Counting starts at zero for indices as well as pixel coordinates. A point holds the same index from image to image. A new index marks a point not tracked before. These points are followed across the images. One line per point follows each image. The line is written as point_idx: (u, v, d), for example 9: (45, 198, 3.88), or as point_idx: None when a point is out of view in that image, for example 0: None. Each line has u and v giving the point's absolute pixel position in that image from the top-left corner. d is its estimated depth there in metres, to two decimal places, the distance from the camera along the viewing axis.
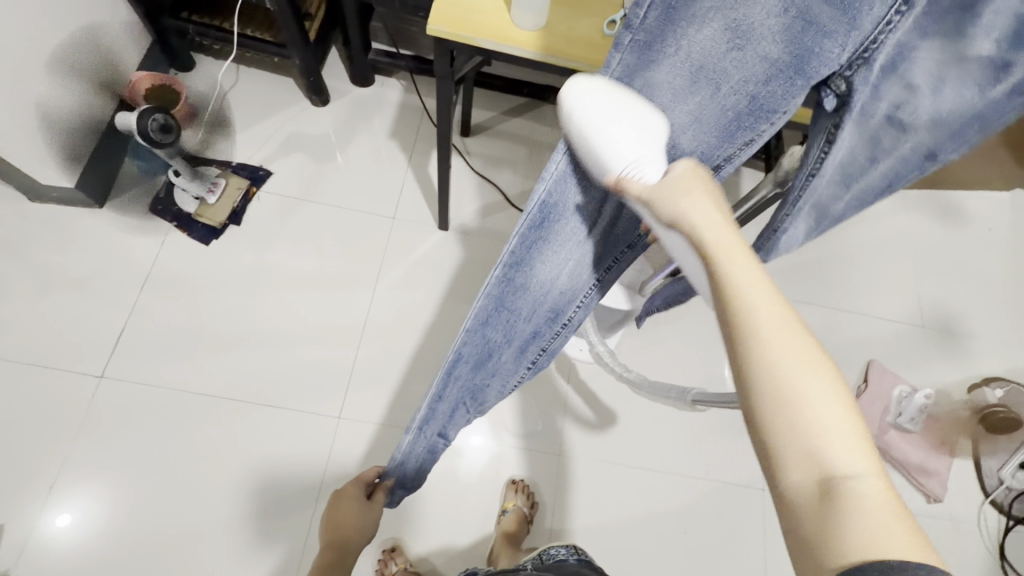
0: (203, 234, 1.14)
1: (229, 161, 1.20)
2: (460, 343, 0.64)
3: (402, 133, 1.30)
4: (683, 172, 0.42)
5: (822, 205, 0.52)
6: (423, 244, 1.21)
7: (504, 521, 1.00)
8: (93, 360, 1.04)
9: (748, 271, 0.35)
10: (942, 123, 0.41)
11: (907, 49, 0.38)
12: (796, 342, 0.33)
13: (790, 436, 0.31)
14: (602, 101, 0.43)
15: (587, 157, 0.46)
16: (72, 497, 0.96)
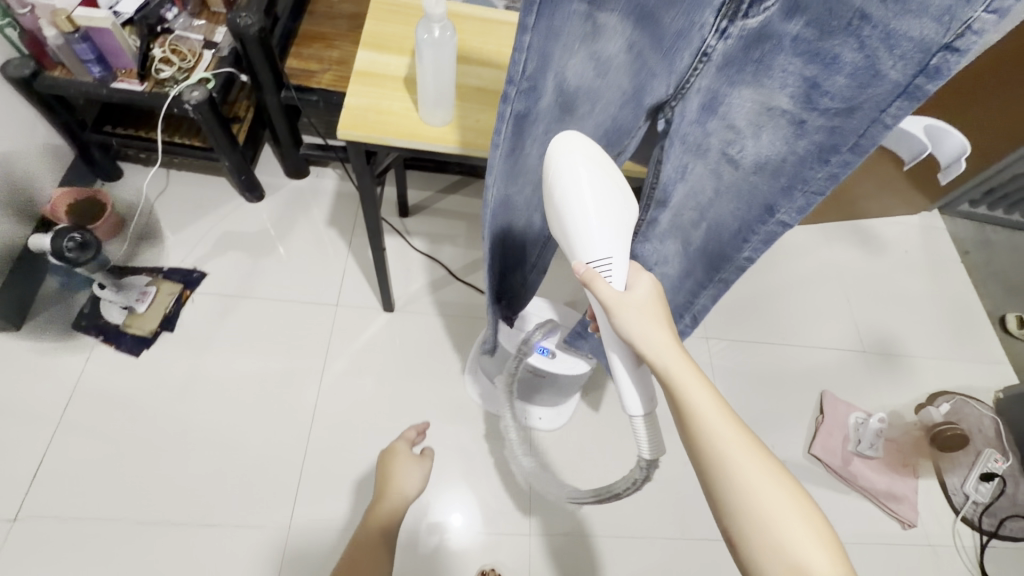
0: (132, 345, 1.09)
1: (159, 267, 1.17)
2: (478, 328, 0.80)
3: (341, 220, 1.31)
4: (647, 286, 0.53)
5: (684, 220, 0.59)
6: (369, 330, 1.18)
7: None
8: (5, 501, 0.94)
9: (709, 406, 0.49)
10: (766, 171, 0.48)
11: (720, 96, 0.45)
12: (760, 463, 0.47)
13: (769, 547, 0.45)
14: (581, 174, 0.47)
15: (562, 236, 0.51)
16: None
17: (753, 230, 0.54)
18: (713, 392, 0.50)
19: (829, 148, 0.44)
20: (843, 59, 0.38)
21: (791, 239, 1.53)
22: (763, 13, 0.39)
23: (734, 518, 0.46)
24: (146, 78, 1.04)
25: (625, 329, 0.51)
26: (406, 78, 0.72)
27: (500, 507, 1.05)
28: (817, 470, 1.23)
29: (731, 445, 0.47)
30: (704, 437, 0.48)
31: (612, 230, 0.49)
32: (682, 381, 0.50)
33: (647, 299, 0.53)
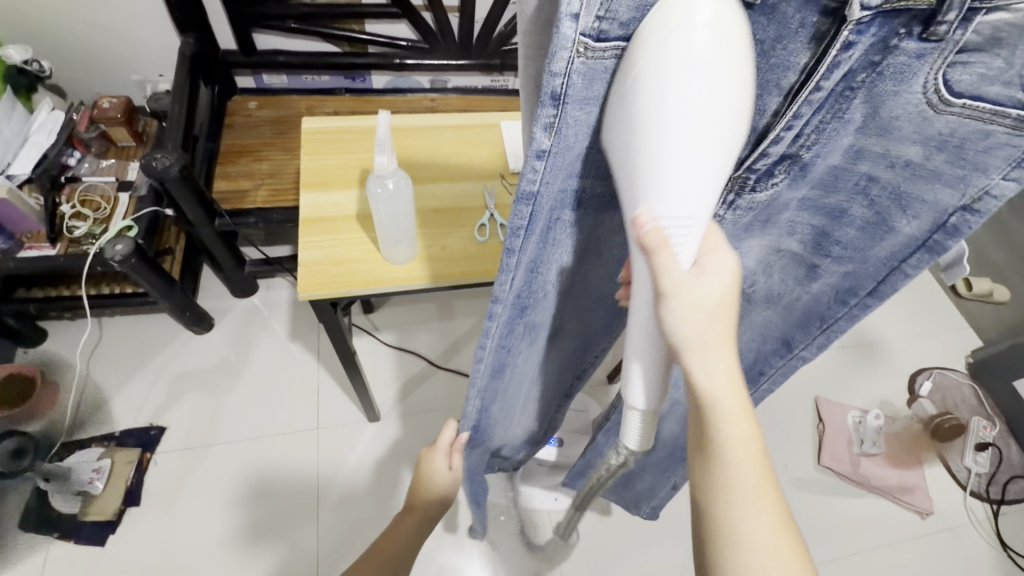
0: (94, 533, 0.96)
1: (110, 432, 1.05)
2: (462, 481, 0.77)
3: (302, 332, 1.22)
4: (727, 269, 0.35)
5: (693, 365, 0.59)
6: (356, 447, 1.10)
7: None
8: None
9: (744, 452, 0.35)
10: (778, 301, 0.51)
11: (731, 246, 0.45)
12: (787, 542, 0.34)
13: None
14: (667, 61, 0.25)
15: (620, 178, 0.29)
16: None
17: (772, 353, 0.56)
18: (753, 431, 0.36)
19: (848, 290, 0.45)
20: (852, 213, 0.40)
21: None
22: (772, 186, 0.38)
23: None
24: (58, 238, 0.94)
25: (675, 333, 0.35)
26: (359, 216, 0.67)
27: None
28: (831, 480, 1.24)
29: (752, 505, 0.34)
30: (724, 492, 0.35)
31: (700, 177, 0.28)
32: (722, 410, 0.36)
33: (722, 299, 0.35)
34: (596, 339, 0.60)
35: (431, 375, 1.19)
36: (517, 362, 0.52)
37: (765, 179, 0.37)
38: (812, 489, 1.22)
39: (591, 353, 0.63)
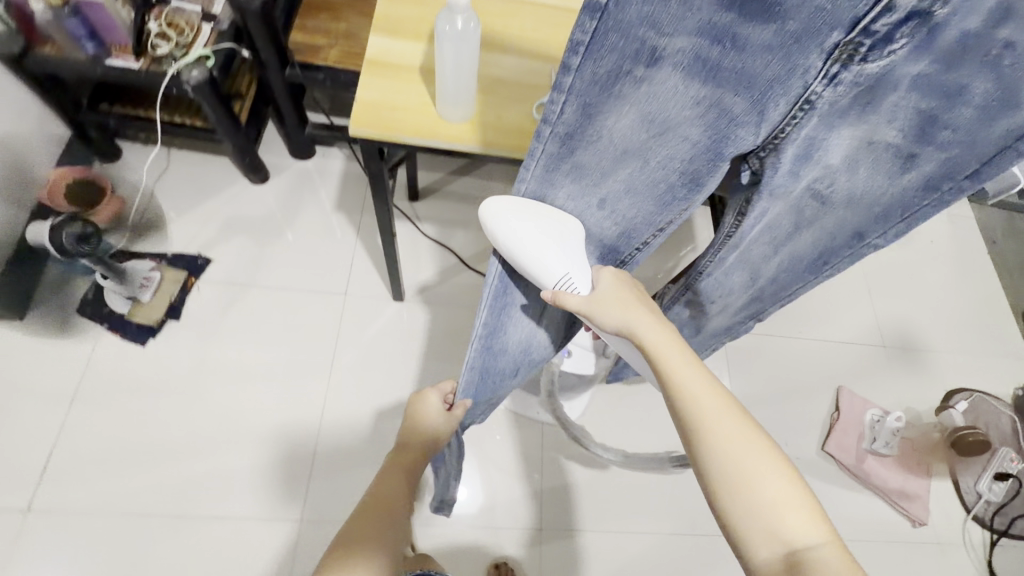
0: (138, 334, 1.06)
1: (163, 253, 1.14)
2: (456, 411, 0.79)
3: (348, 204, 1.26)
4: (607, 281, 0.60)
5: (757, 258, 0.64)
6: (377, 320, 1.16)
7: None
8: (21, 488, 0.94)
9: (693, 378, 0.53)
10: (858, 200, 0.54)
11: (820, 140, 0.46)
12: (742, 432, 0.50)
13: (750, 515, 0.46)
14: (524, 212, 0.55)
15: (522, 269, 0.59)
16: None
17: (840, 248, 0.61)
18: (693, 363, 0.54)
19: (943, 175, 0.48)
20: (970, 90, 0.40)
21: None
22: (887, 56, 0.38)
23: (714, 483, 0.48)
24: (141, 53, 0.97)
25: (607, 320, 0.58)
26: (422, 68, 0.67)
27: (513, 500, 1.05)
28: (830, 467, 1.22)
29: (715, 414, 0.50)
30: (693, 411, 0.51)
31: (554, 249, 0.56)
32: (666, 354, 0.55)
33: (619, 292, 0.59)
34: (631, 232, 0.61)
35: (460, 272, 1.22)
36: (558, 208, 0.57)
37: (882, 46, 0.38)
38: (808, 471, 1.21)
39: (631, 245, 0.63)
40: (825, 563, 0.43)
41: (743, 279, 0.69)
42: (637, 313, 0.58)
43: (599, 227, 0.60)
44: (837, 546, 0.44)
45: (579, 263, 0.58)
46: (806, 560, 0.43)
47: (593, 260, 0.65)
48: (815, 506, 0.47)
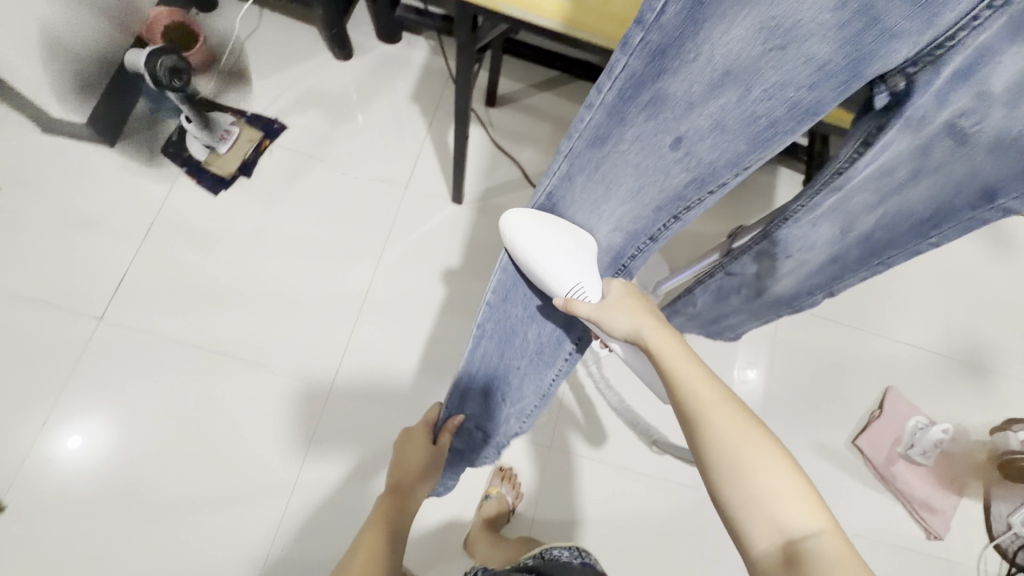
0: (211, 183, 1.10)
1: (243, 110, 1.16)
2: (483, 319, 0.68)
3: (424, 98, 1.24)
4: (619, 291, 0.61)
5: (856, 207, 0.59)
6: (432, 217, 1.16)
7: (486, 506, 1.00)
8: (95, 300, 1.01)
9: (693, 375, 0.52)
10: (1004, 143, 0.49)
11: (988, 55, 0.42)
12: (739, 426, 0.48)
13: (750, 509, 0.45)
14: (537, 227, 0.59)
15: (537, 279, 0.62)
16: (50, 456, 0.94)
17: (957, 200, 0.55)
18: (694, 361, 0.54)
19: None
20: None
21: None
22: None
23: (714, 473, 0.47)
24: None
25: (615, 327, 0.58)
26: None
27: None
28: (856, 462, 1.18)
29: (712, 409, 0.49)
30: (693, 404, 0.50)
31: (560, 253, 0.59)
32: (669, 351, 0.54)
33: (626, 298, 0.60)
34: (705, 178, 0.55)
35: (521, 188, 1.20)
36: (620, 152, 0.54)
37: None
38: (831, 461, 1.17)
39: (702, 191, 0.57)
40: (823, 555, 0.41)
41: (832, 232, 0.64)
42: (644, 318, 0.58)
43: (667, 172, 0.56)
44: (835, 536, 0.43)
45: (588, 271, 0.61)
46: (803, 550, 0.42)
47: (645, 209, 0.60)
48: (816, 498, 0.45)
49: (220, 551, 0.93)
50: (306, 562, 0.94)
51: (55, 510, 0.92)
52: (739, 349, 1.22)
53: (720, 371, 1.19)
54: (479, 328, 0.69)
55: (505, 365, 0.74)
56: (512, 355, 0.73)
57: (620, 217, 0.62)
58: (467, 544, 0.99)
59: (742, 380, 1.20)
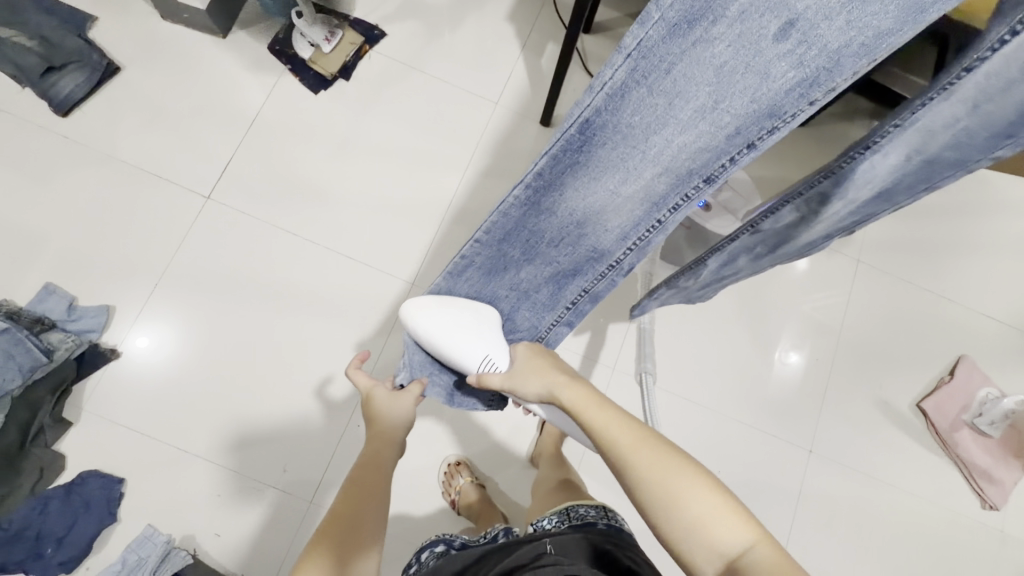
0: (313, 82, 1.15)
1: (347, 15, 1.19)
2: (471, 251, 0.61)
3: (520, 19, 1.23)
4: (524, 355, 0.66)
5: (939, 124, 0.47)
6: (518, 137, 1.17)
7: (550, 427, 1.04)
8: (203, 180, 1.08)
9: (610, 419, 0.55)
10: None
11: None
12: (660, 463, 0.50)
13: (686, 535, 0.47)
14: (439, 313, 0.65)
15: (447, 359, 0.67)
16: (159, 315, 1.02)
17: None
18: (607, 404, 0.57)
19: None
20: None
21: (1008, 192, 1.28)
22: None
23: (649, 510, 0.49)
24: None
25: (528, 392, 0.63)
26: None
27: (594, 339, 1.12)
28: (918, 424, 1.16)
29: (635, 452, 0.52)
30: (620, 453, 0.52)
31: (470, 330, 0.65)
32: (581, 402, 0.58)
33: (532, 364, 0.65)
34: (815, 81, 0.44)
35: None
36: (703, 47, 0.42)
37: None
38: (892, 420, 1.16)
39: (803, 100, 0.45)
40: (759, 566, 0.42)
41: (902, 162, 0.52)
42: (557, 377, 0.62)
43: (764, 74, 0.43)
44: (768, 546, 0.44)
45: (493, 342, 0.66)
46: (740, 567, 0.43)
47: (719, 134, 0.48)
48: (741, 509, 0.47)
49: (301, 419, 1.01)
50: None
51: (158, 363, 1.00)
52: (812, 301, 1.20)
53: (787, 319, 1.19)
54: (464, 259, 0.62)
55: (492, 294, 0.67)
56: (500, 286, 0.66)
57: (678, 146, 0.49)
58: (532, 459, 1.05)
59: (782, 364, 1.17)
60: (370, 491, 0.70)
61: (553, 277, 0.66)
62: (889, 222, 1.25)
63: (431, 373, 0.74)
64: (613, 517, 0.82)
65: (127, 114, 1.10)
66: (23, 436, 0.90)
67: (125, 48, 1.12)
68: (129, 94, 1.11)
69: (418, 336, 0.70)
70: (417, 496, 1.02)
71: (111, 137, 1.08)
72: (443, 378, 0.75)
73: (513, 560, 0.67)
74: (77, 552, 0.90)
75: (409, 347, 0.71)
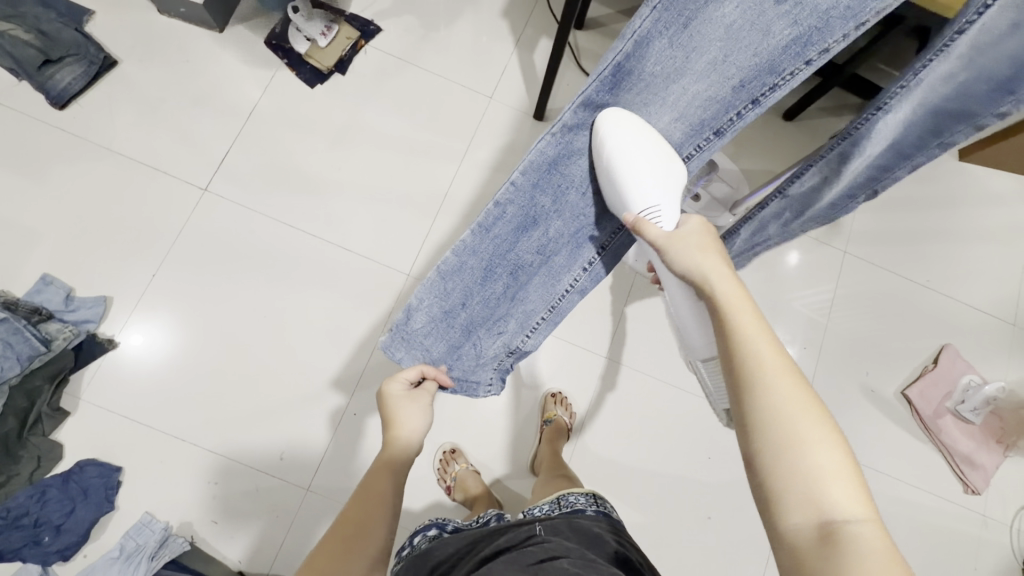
0: (310, 77, 1.16)
1: (343, 11, 1.20)
2: (505, 198, 0.64)
3: (514, 15, 1.25)
4: (695, 226, 0.55)
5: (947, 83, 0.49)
6: (512, 131, 1.19)
7: (546, 430, 1.05)
8: (199, 173, 1.09)
9: (762, 342, 0.45)
10: None
11: None
12: (794, 395, 0.42)
13: (791, 478, 0.39)
14: (634, 138, 0.55)
15: (609, 190, 0.59)
16: (158, 307, 1.03)
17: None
18: (769, 331, 0.46)
19: None
20: None
21: (989, 186, 1.32)
22: None
23: (759, 436, 0.41)
24: None
25: (676, 259, 0.53)
26: None
27: (587, 328, 1.14)
28: (903, 410, 1.19)
29: (766, 372, 0.43)
30: (752, 364, 0.43)
31: (647, 170, 0.55)
32: (738, 314, 0.47)
33: (703, 239, 0.53)
34: (808, 40, 0.51)
35: None
36: (715, 6, 0.50)
37: None
38: (877, 406, 1.19)
39: (801, 57, 0.51)
40: (861, 543, 0.35)
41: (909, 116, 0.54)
42: (716, 265, 0.51)
43: (767, 32, 0.51)
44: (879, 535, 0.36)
45: (670, 199, 0.57)
46: (842, 535, 0.36)
47: (725, 85, 0.54)
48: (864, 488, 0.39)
49: (297, 408, 1.02)
50: (375, 429, 1.03)
51: (154, 354, 1.01)
52: (799, 292, 1.23)
53: (775, 309, 1.22)
54: (498, 206, 0.64)
55: (516, 258, 0.68)
56: (525, 247, 0.67)
57: (693, 96, 0.56)
58: (533, 466, 1.05)
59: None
60: (378, 498, 0.60)
61: (574, 236, 0.67)
62: (874, 214, 1.28)
63: (421, 341, 0.75)
64: (602, 503, 0.84)
65: (124, 106, 1.10)
66: (20, 424, 0.91)
67: (121, 42, 1.13)
68: (125, 88, 1.11)
69: (425, 302, 0.72)
70: (413, 483, 1.04)
71: (108, 129, 1.09)
72: (435, 350, 0.75)
73: (505, 541, 0.69)
74: (75, 539, 0.90)
75: (411, 308, 0.72)
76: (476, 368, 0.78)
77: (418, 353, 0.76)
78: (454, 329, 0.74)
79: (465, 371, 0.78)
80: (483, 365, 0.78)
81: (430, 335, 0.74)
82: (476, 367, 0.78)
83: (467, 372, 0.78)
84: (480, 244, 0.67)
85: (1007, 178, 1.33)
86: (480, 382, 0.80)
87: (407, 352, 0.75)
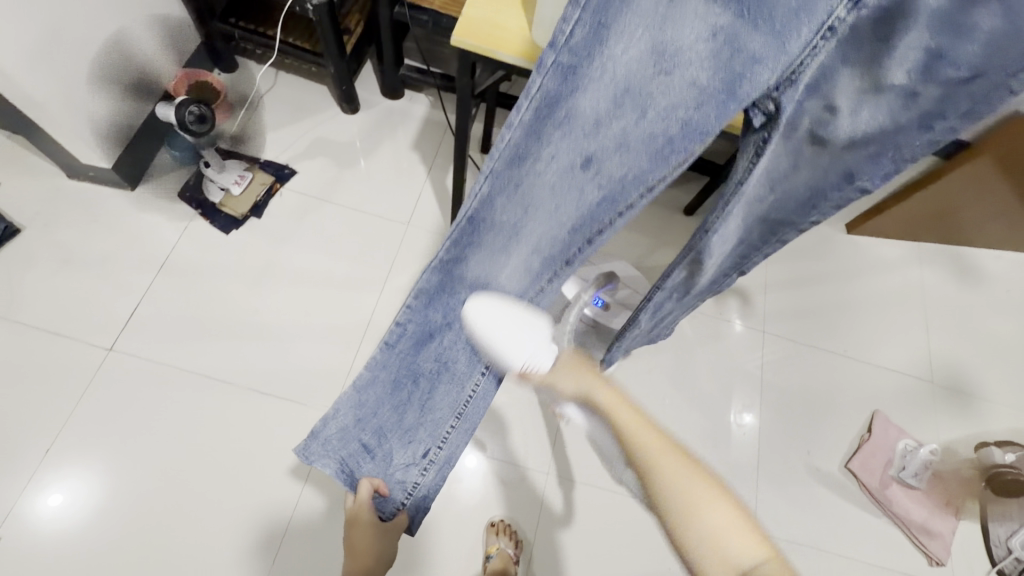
0: (224, 223, 1.18)
1: (256, 158, 1.26)
2: (403, 317, 0.65)
3: (424, 147, 1.34)
4: (567, 358, 0.61)
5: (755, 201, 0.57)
6: (431, 254, 1.22)
7: (490, 566, 0.97)
8: (105, 333, 1.05)
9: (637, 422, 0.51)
10: (862, 139, 0.46)
11: (830, 72, 0.41)
12: (675, 466, 0.47)
13: (704, 542, 0.43)
14: (499, 312, 0.61)
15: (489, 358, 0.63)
16: (49, 487, 0.94)
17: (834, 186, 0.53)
18: (640, 412, 0.52)
19: (934, 115, 0.43)
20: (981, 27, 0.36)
21: (881, 253, 1.44)
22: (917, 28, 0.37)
23: (668, 514, 0.45)
24: None
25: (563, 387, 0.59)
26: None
27: (526, 445, 1.10)
28: (851, 486, 1.19)
29: (660, 459, 0.47)
30: (635, 448, 0.49)
31: (523, 339, 0.60)
32: (622, 416, 0.51)
33: (575, 362, 0.60)
34: (614, 198, 0.51)
35: None
36: (538, 173, 0.50)
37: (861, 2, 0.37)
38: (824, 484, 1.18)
39: (611, 212, 0.53)
40: None
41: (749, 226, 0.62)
42: (594, 379, 0.57)
43: (578, 192, 0.51)
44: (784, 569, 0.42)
45: (545, 348, 0.60)
46: None
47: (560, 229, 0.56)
48: (755, 523, 0.44)
49: None
50: None
51: (43, 542, 0.91)
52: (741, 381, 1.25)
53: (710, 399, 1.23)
54: (399, 327, 0.66)
55: (416, 369, 0.68)
56: (424, 360, 0.67)
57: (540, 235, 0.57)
58: None
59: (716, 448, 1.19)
60: None
61: (469, 342, 0.65)
62: (785, 292, 1.36)
63: (336, 445, 0.75)
64: None
65: (27, 271, 1.08)
66: None
67: (28, 208, 1.13)
68: (31, 254, 1.09)
69: (340, 408, 0.73)
70: None
71: (8, 298, 1.05)
72: (346, 451, 0.75)
73: None
74: None
75: (325, 417, 0.74)
76: (393, 471, 0.76)
77: (331, 457, 0.76)
78: (365, 433, 0.74)
79: (386, 472, 0.76)
80: (401, 472, 0.75)
81: (348, 436, 0.75)
82: (394, 471, 0.75)
83: (385, 474, 0.76)
84: (388, 358, 0.68)
85: (894, 244, 1.45)
86: (409, 490, 0.77)
87: (322, 454, 0.76)
